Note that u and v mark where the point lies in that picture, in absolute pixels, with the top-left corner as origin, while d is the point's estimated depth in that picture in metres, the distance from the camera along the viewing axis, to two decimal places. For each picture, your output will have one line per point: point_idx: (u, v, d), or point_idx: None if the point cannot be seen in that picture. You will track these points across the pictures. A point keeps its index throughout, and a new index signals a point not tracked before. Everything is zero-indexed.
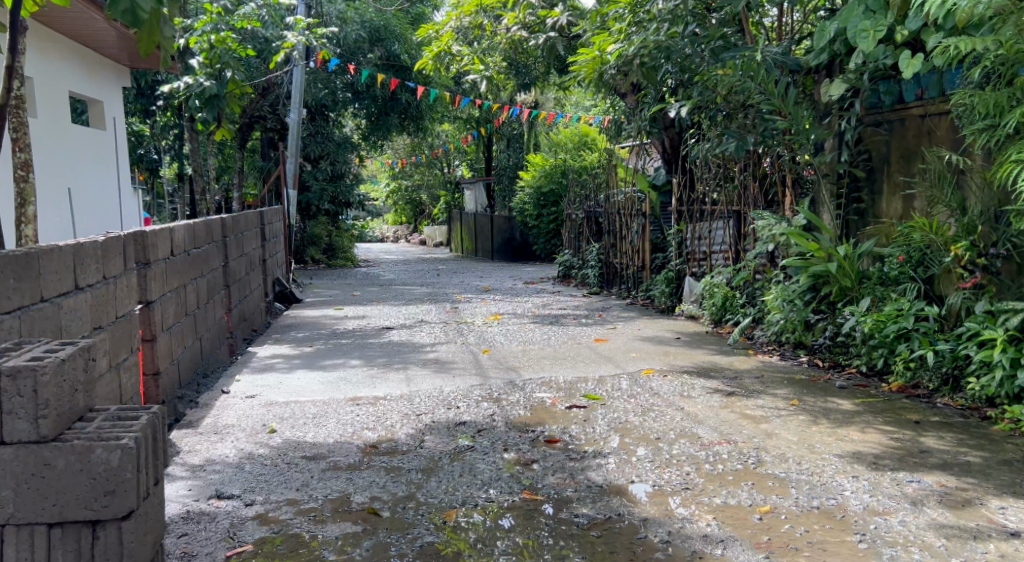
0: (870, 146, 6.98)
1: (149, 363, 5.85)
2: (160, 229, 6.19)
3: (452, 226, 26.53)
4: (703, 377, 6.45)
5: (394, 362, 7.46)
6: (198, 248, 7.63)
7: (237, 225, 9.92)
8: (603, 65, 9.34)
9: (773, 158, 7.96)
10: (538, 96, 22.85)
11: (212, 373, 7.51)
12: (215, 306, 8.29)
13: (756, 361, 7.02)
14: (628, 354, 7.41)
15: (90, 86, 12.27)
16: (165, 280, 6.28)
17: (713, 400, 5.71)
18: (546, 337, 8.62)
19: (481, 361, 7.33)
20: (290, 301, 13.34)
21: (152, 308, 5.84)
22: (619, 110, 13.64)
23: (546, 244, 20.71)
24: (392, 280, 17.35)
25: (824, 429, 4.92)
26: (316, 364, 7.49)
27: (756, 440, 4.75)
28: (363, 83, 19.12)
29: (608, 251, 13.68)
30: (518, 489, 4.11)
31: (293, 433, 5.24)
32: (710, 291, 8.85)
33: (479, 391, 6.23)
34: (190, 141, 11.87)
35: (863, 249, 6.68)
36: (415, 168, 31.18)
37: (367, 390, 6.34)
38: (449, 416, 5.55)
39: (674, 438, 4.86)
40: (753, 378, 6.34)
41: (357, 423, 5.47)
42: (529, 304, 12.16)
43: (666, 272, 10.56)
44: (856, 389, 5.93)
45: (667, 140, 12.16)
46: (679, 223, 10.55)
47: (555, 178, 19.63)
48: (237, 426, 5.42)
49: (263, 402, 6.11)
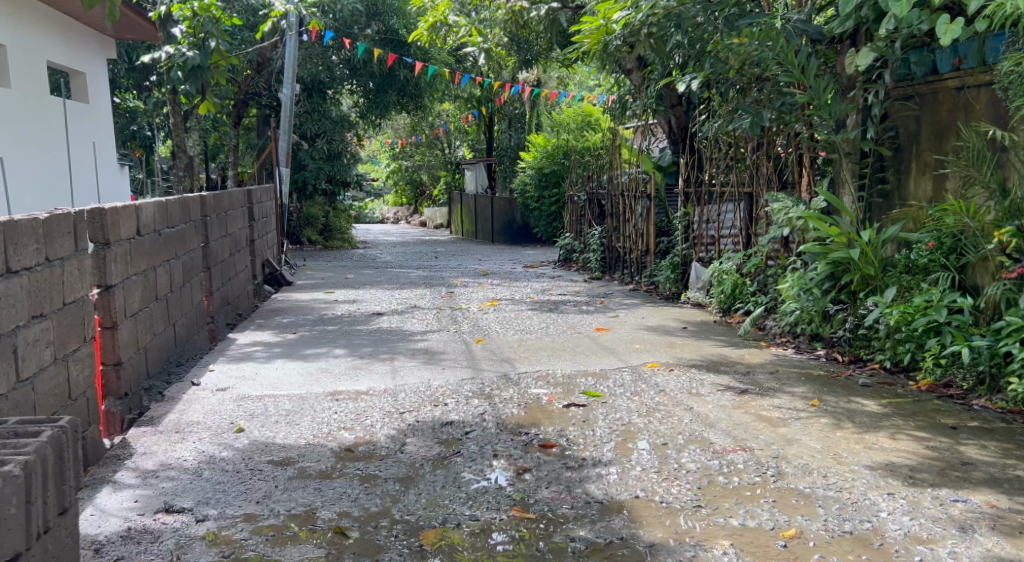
0: (898, 122, 6.47)
1: (109, 353, 5.34)
2: (123, 206, 5.70)
3: (452, 208, 25.99)
4: (712, 372, 5.94)
5: (381, 352, 6.96)
6: (173, 228, 7.15)
7: (221, 204, 9.42)
8: (609, 35, 8.89)
9: (790, 136, 7.47)
10: (540, 74, 22.26)
11: (188, 362, 7.03)
12: (193, 289, 7.80)
13: (768, 355, 6.51)
14: (632, 346, 6.91)
15: (67, 57, 11.79)
16: (130, 261, 5.79)
17: (724, 399, 5.20)
18: (544, 325, 8.12)
19: (473, 352, 6.83)
20: (280, 285, 12.85)
21: (112, 293, 5.35)
22: (625, 87, 13.10)
23: (547, 226, 20.23)
24: (389, 262, 16.84)
25: (850, 434, 4.42)
26: (297, 353, 6.99)
27: (774, 447, 4.24)
28: (360, 59, 18.52)
29: (611, 235, 13.16)
30: (506, 504, 3.61)
31: (262, 432, 4.76)
32: (719, 278, 8.33)
33: (470, 386, 5.74)
34: (173, 116, 11.37)
35: (889, 234, 6.16)
36: (415, 148, 30.61)
37: (348, 384, 5.86)
38: (436, 414, 5.06)
39: (683, 444, 4.36)
40: (766, 374, 5.83)
41: (335, 421, 4.98)
42: (528, 289, 11.65)
43: (671, 257, 10.07)
44: (881, 387, 5.42)
45: (674, 119, 11.80)
46: (686, 206, 10.04)
47: (557, 158, 19.11)
48: (202, 423, 4.94)
49: (235, 396, 5.63)
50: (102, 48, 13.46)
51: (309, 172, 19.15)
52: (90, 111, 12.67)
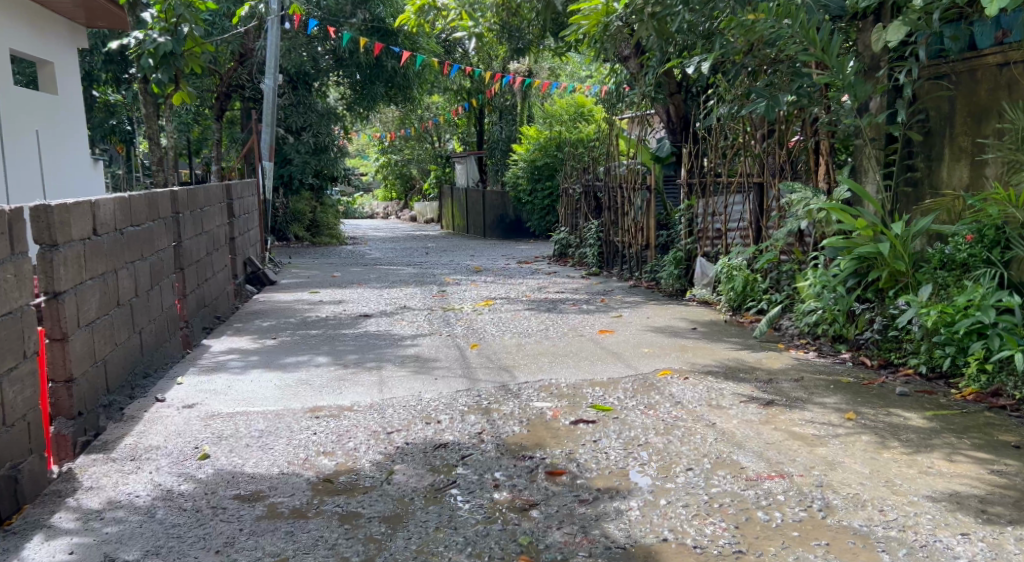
0: (928, 104, 5.92)
1: (59, 369, 4.83)
2: (75, 204, 5.17)
3: (443, 203, 25.38)
4: (731, 380, 5.40)
5: (367, 360, 6.38)
6: (139, 227, 6.59)
7: (196, 200, 8.84)
8: (609, 16, 8.45)
9: (805, 121, 6.92)
10: (532, 65, 21.67)
11: (155, 373, 6.47)
12: (163, 292, 7.22)
13: (789, 358, 5.97)
14: (639, 350, 6.36)
15: (23, 43, 11.11)
16: (83, 264, 5.25)
17: (750, 413, 4.65)
18: (542, 327, 7.55)
19: (468, 359, 6.26)
20: (262, 284, 12.24)
21: (61, 301, 4.83)
22: (622, 73, 12.57)
23: (540, 220, 19.68)
24: (378, 259, 16.23)
25: (899, 455, 3.86)
26: (276, 363, 6.41)
27: (816, 473, 3.69)
28: (346, 49, 17.92)
29: (608, 229, 12.63)
30: (512, 553, 3.08)
31: (230, 459, 4.19)
32: (729, 275, 7.75)
33: (464, 400, 5.16)
34: (145, 106, 10.84)
35: (921, 226, 5.62)
36: (405, 142, 30.00)
37: (329, 399, 5.28)
38: (427, 434, 4.50)
39: (710, 468, 3.81)
40: (791, 382, 5.28)
41: (312, 445, 4.40)
42: (523, 287, 11.07)
43: (674, 252, 9.51)
44: (922, 396, 4.86)
45: (673, 108, 11.32)
46: (689, 198, 9.48)
47: (550, 151, 18.58)
48: (161, 450, 4.39)
49: (203, 415, 5.07)
50: (68, 36, 12.79)
51: (295, 167, 18.44)
52: (53, 101, 12.01)
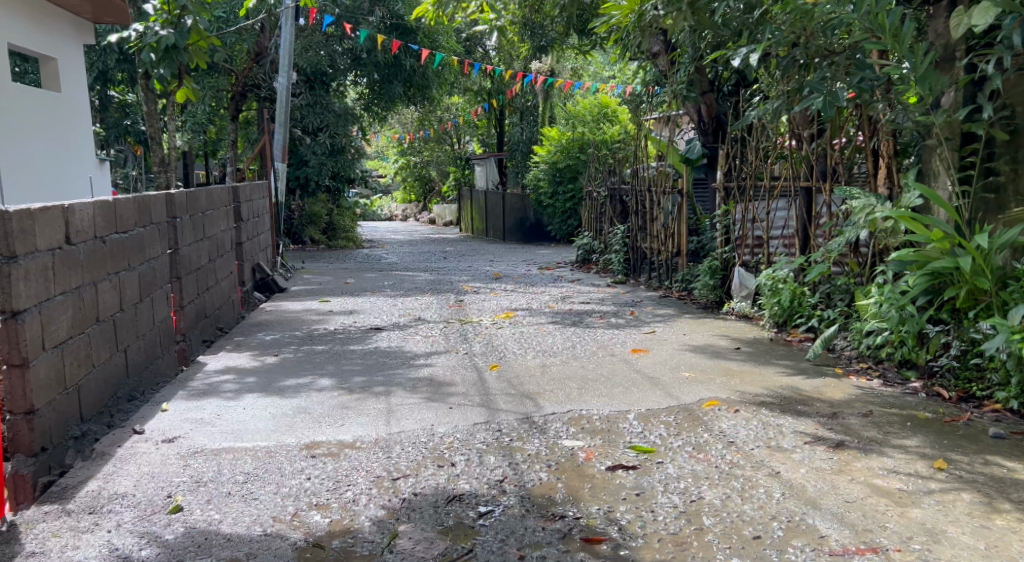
0: (1013, 100, 5.21)
1: (19, 400, 4.24)
2: (43, 209, 4.59)
3: (462, 205, 24.68)
4: (789, 414, 4.67)
5: (375, 384, 5.69)
6: (127, 234, 5.98)
7: (198, 203, 8.23)
8: (644, 4, 7.66)
9: (863, 119, 6.20)
10: (555, 63, 20.95)
11: (142, 397, 5.87)
12: (156, 305, 6.61)
13: (853, 387, 5.25)
14: (680, 374, 5.67)
15: (23, 37, 10.55)
16: (53, 278, 4.67)
17: (820, 457, 3.93)
18: (569, 344, 6.85)
19: (486, 383, 5.57)
20: (272, 291, 11.61)
21: (20, 322, 4.25)
22: (652, 71, 11.78)
23: (562, 224, 18.98)
24: (394, 264, 15.59)
25: (1016, 525, 3.16)
26: (274, 386, 5.76)
27: (916, 548, 3.01)
28: (364, 47, 17.31)
29: (635, 235, 11.94)
30: None
31: (206, 514, 3.56)
32: (773, 287, 7.00)
33: (483, 436, 4.48)
34: (146, 102, 10.44)
35: (1008, 239, 4.90)
36: (424, 143, 29.35)
37: (329, 433, 4.61)
38: (440, 482, 3.83)
39: (783, 536, 3.14)
40: (860, 417, 4.55)
41: (305, 494, 3.74)
42: (545, 296, 10.39)
43: (709, 261, 8.79)
44: (1020, 440, 4.15)
45: (705, 107, 10.47)
46: (726, 202, 8.74)
47: (572, 153, 17.92)
48: (128, 499, 3.76)
49: (184, 451, 4.43)
50: (73, 29, 12.23)
51: (311, 169, 17.84)
52: (56, 98, 11.48)
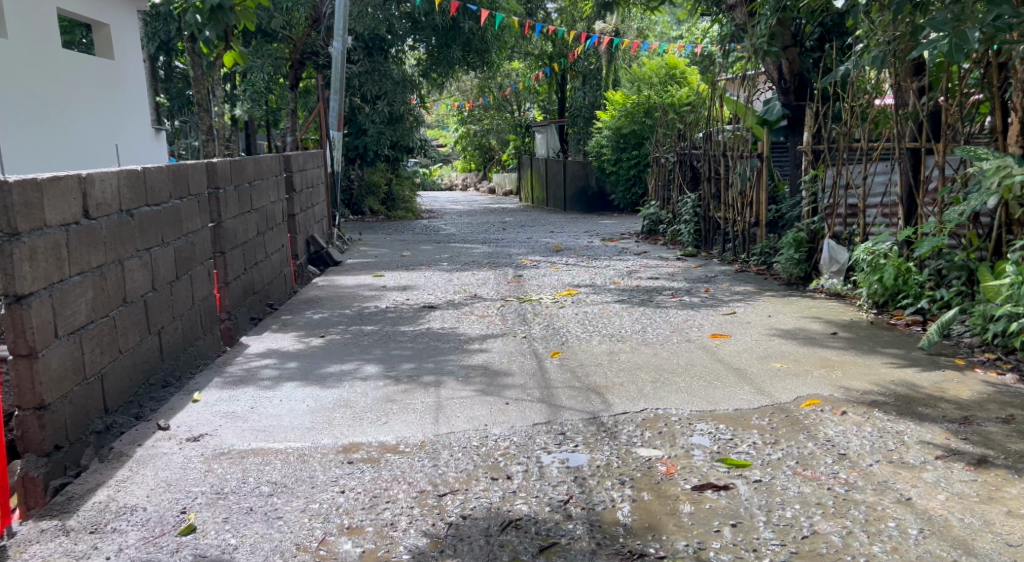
0: None
1: (28, 394, 3.73)
2: (55, 179, 4.08)
3: (522, 173, 23.99)
4: (908, 419, 3.96)
5: (424, 373, 5.12)
6: (160, 206, 5.48)
7: (245, 172, 7.74)
8: None
9: (996, 71, 5.60)
10: (620, 24, 20.06)
11: (178, 384, 5.38)
12: (197, 282, 6.14)
13: (980, 383, 4.51)
14: (770, 366, 4.97)
15: (71, 2, 10.16)
16: (66, 256, 4.16)
17: (958, 477, 3.24)
18: (640, 327, 6.19)
19: (547, 374, 4.96)
20: (327, 265, 11.14)
21: (25, 308, 3.74)
22: (727, 27, 10.87)
23: (625, 193, 18.01)
24: (452, 235, 15.05)
25: None
26: (316, 373, 5.25)
27: None
28: (422, 10, 16.72)
29: (707, 204, 11.16)
30: None
31: (222, 538, 3.05)
32: (873, 263, 6.33)
33: (544, 440, 3.88)
34: (194, 67, 10.03)
35: None
36: (484, 111, 28.74)
37: (370, 433, 4.07)
38: (495, 501, 3.24)
39: None
40: (1000, 424, 3.82)
41: (337, 514, 3.19)
42: (610, 271, 9.70)
43: (793, 232, 7.97)
44: None
45: (786, 64, 9.61)
46: (814, 168, 7.92)
47: (637, 117, 17.16)
48: (140, 513, 3.27)
49: (210, 452, 3.93)
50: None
51: (369, 138, 17.33)
52: (109, 68, 11.16)
